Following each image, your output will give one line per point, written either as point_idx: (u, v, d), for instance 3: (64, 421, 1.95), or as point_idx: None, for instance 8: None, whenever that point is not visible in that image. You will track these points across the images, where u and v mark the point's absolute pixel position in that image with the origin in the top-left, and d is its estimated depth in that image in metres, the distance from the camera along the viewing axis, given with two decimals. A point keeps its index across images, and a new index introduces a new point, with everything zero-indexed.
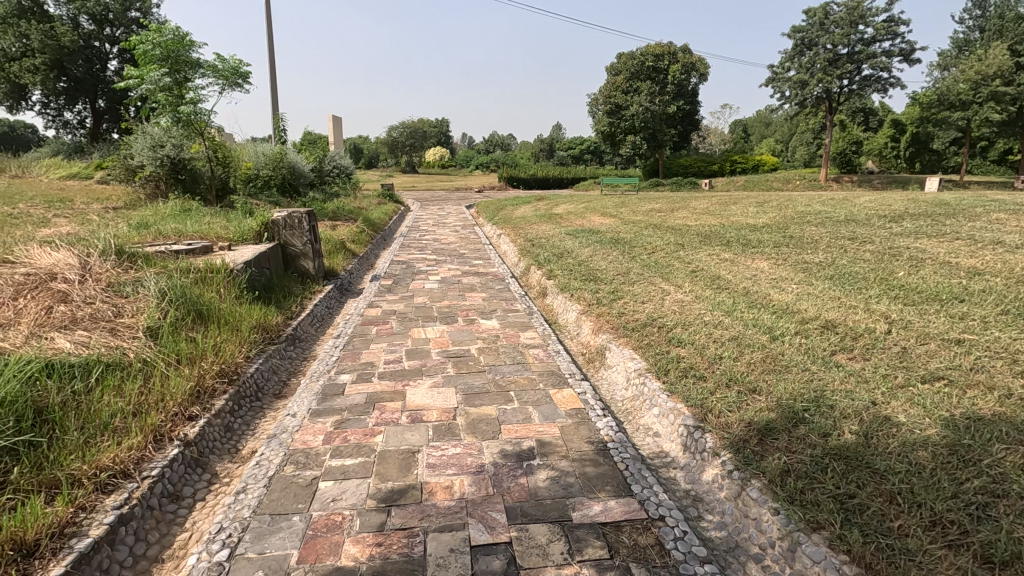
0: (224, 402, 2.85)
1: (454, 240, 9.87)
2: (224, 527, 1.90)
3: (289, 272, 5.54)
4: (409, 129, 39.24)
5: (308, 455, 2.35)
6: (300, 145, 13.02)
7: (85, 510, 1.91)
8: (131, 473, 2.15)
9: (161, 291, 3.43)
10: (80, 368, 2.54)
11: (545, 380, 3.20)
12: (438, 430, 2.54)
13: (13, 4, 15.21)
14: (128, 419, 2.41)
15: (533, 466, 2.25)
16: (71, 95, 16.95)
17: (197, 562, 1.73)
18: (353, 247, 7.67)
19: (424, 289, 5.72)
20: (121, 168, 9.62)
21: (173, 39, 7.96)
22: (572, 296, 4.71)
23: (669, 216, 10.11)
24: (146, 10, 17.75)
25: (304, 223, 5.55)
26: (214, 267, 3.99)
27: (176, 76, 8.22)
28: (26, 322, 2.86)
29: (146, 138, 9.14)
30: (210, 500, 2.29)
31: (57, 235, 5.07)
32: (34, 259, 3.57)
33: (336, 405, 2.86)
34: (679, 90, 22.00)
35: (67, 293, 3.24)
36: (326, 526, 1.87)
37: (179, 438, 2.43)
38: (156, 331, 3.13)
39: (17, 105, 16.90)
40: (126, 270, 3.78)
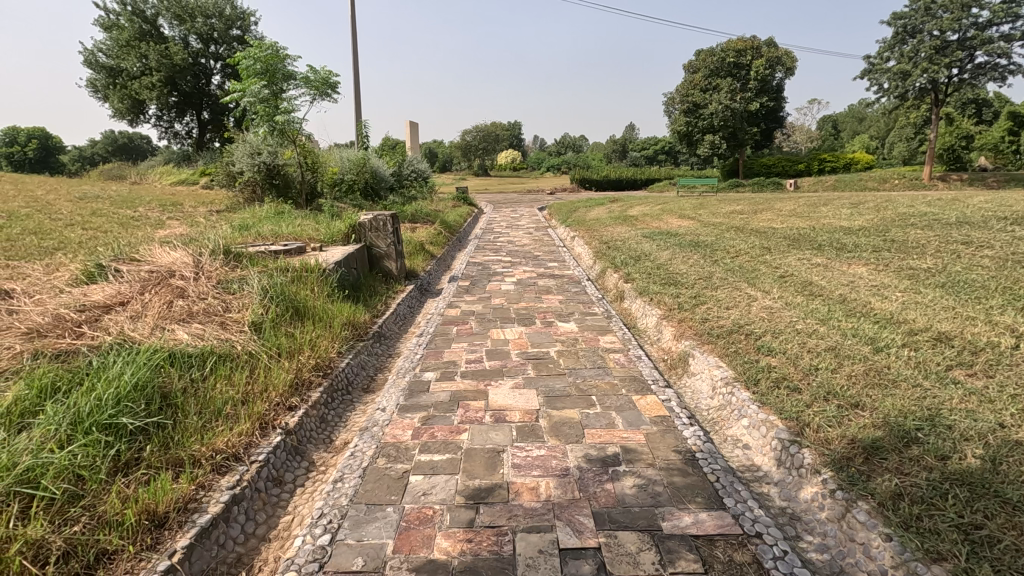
0: (319, 394, 3.02)
1: (528, 242, 9.93)
2: (325, 512, 2.02)
3: (374, 272, 5.79)
4: (482, 132, 40.01)
5: (399, 449, 2.44)
6: (381, 150, 13.62)
7: (205, 488, 2.09)
8: (241, 456, 2.33)
9: (263, 288, 3.69)
10: (196, 358, 2.79)
11: (627, 385, 3.14)
12: (522, 431, 2.57)
13: (134, 28, 16.95)
14: (238, 407, 2.61)
15: (619, 472, 2.22)
16: (180, 108, 18.65)
17: (302, 545, 1.84)
18: (431, 249, 7.92)
19: (501, 290, 5.79)
20: (223, 175, 10.47)
21: (272, 54, 8.55)
22: (651, 300, 4.60)
23: (753, 218, 9.66)
24: (245, 27, 19.20)
25: (388, 225, 5.79)
26: (309, 266, 4.25)
27: (273, 88, 8.82)
28: (152, 314, 3.18)
29: (246, 146, 9.88)
30: (309, 487, 2.43)
31: (172, 236, 5.60)
32: (156, 258, 3.96)
33: (422, 401, 2.96)
34: (763, 86, 20.90)
35: (183, 289, 3.56)
36: (418, 519, 1.94)
37: (281, 427, 2.61)
38: (260, 326, 3.37)
39: (135, 119, 18.76)
40: (232, 269, 4.11)
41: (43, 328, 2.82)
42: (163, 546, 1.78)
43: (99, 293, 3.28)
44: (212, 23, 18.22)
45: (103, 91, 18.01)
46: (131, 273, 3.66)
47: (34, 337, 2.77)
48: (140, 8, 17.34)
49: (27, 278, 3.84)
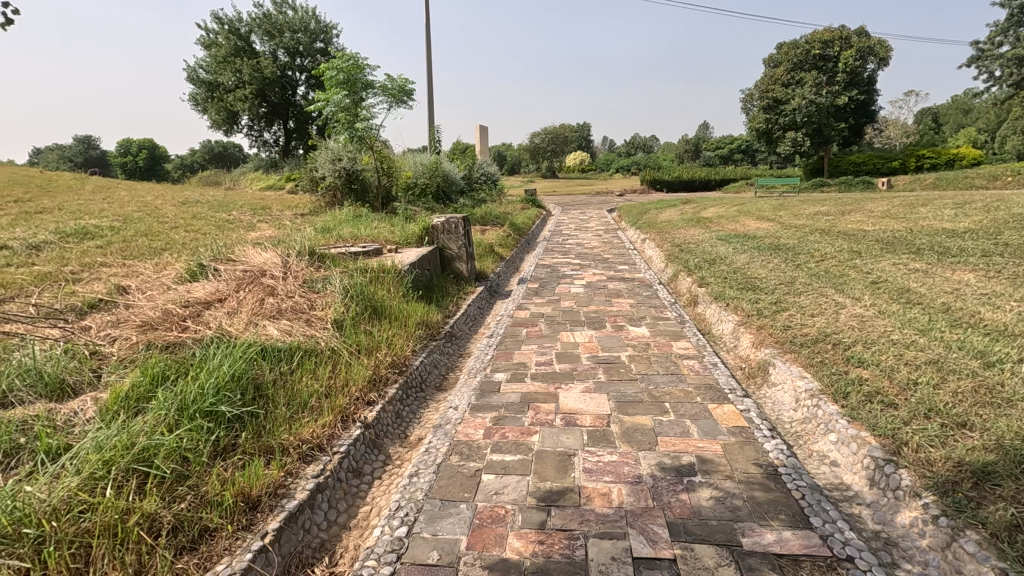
0: (395, 390, 3.13)
1: (598, 244, 9.83)
2: (402, 505, 2.09)
3: (445, 273, 5.94)
4: (551, 134, 40.07)
5: (471, 448, 2.49)
6: (452, 154, 13.96)
7: (292, 475, 2.22)
8: (325, 447, 2.46)
9: (344, 288, 3.89)
10: (285, 353, 2.98)
11: (702, 393, 3.04)
12: (593, 436, 2.54)
13: (231, 45, 18.35)
14: (322, 400, 2.75)
15: (694, 483, 2.15)
16: (269, 118, 19.96)
17: (381, 535, 1.92)
18: (501, 251, 8.01)
19: (571, 293, 5.77)
20: (307, 181, 11.11)
21: (353, 64, 8.98)
22: (728, 306, 4.42)
23: (841, 219, 9.06)
24: (328, 40, 20.30)
25: (460, 228, 5.92)
26: (386, 267, 4.43)
27: (354, 96, 9.26)
28: (246, 310, 3.42)
29: (328, 152, 10.43)
30: (386, 480, 2.53)
31: (263, 238, 6.01)
32: (249, 258, 4.26)
33: (493, 402, 2.99)
34: (853, 79, 19.57)
35: (274, 288, 3.81)
36: (490, 518, 1.97)
37: (360, 421, 2.73)
38: (341, 324, 3.55)
39: (230, 130, 20.28)
40: (316, 269, 4.35)
41: (154, 322, 3.11)
42: (257, 527, 1.91)
43: (200, 291, 3.58)
44: (298, 38, 19.40)
45: (203, 104, 19.59)
46: (228, 272, 3.96)
47: (147, 330, 3.06)
48: (236, 26, 18.75)
49: (140, 275, 4.25)
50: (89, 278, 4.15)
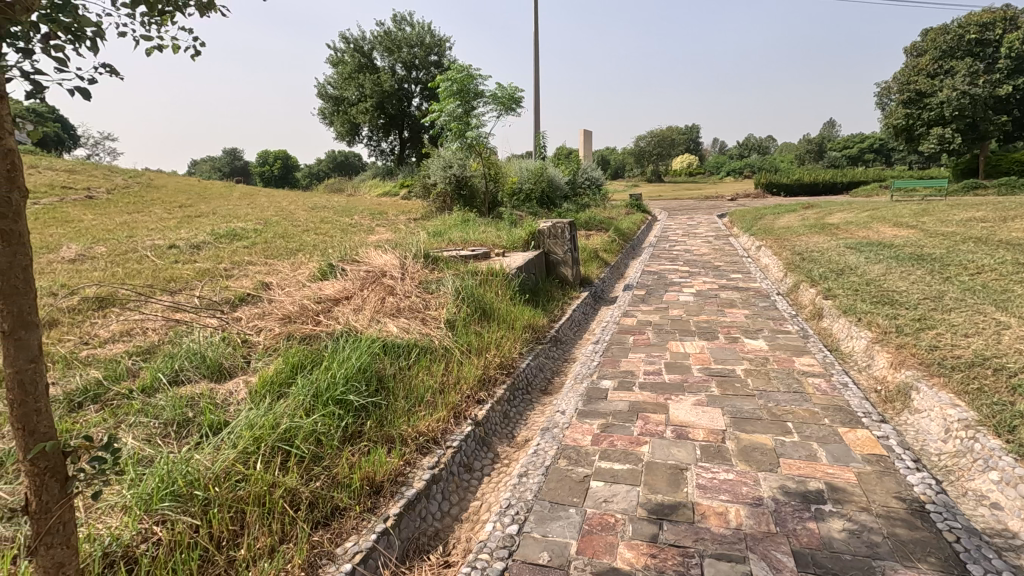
0: (503, 391, 3.21)
1: (708, 251, 9.40)
2: (513, 504, 2.13)
3: (551, 278, 5.98)
4: (657, 137, 38.95)
5: (579, 453, 2.49)
6: (557, 159, 14.05)
7: (410, 465, 2.36)
8: (439, 441, 2.58)
9: (456, 290, 4.06)
10: (404, 349, 3.17)
11: (830, 415, 2.79)
12: (707, 451, 2.43)
13: (355, 62, 19.88)
14: (436, 395, 2.89)
15: (824, 512, 1.98)
16: (387, 128, 21.35)
17: (493, 530, 1.98)
18: (606, 256, 7.93)
19: (679, 301, 5.56)
20: (420, 187, 11.75)
21: (466, 75, 9.39)
22: (860, 320, 4.02)
23: (1001, 227, 7.90)
24: (441, 52, 21.33)
25: (566, 232, 5.94)
26: (495, 271, 4.56)
27: (466, 106, 9.67)
28: (369, 308, 3.69)
29: (440, 160, 11.00)
30: (494, 477, 2.60)
31: (381, 241, 6.45)
32: (371, 259, 4.59)
33: (600, 409, 2.97)
34: (1019, 64, 17.03)
35: (393, 287, 4.07)
36: (600, 525, 1.96)
37: (471, 418, 2.83)
38: (453, 324, 3.71)
39: (353, 141, 21.97)
40: (430, 271, 4.58)
41: (293, 315, 3.45)
42: (380, 511, 2.05)
43: (330, 289, 3.91)
44: (414, 52, 20.58)
45: (330, 118, 21.39)
46: (354, 273, 4.30)
47: (287, 322, 3.40)
48: (360, 44, 20.28)
49: (279, 274, 4.73)
50: (238, 274, 4.70)
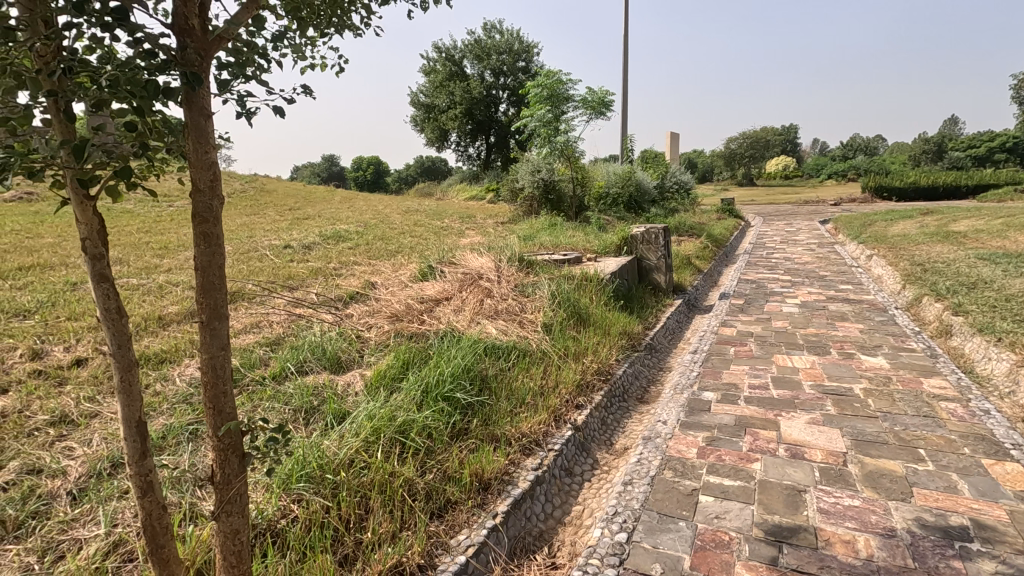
0: (601, 397, 3.19)
1: (811, 259, 8.81)
2: (619, 511, 2.12)
3: (643, 284, 5.86)
4: (750, 138, 37.06)
5: (685, 465, 2.42)
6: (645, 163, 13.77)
7: (514, 464, 2.40)
8: (541, 443, 2.60)
9: (552, 295, 4.10)
10: (504, 350, 3.25)
11: (971, 445, 2.53)
12: (826, 474, 2.28)
13: (447, 70, 20.59)
14: (537, 397, 2.92)
15: (971, 551, 1.80)
16: (475, 134, 21.91)
17: (601, 536, 1.97)
18: (699, 263, 7.66)
19: (783, 312, 5.26)
20: (508, 191, 11.95)
21: (556, 80, 9.49)
22: (1001, 340, 3.60)
23: None
24: (529, 58, 21.60)
25: (660, 238, 5.80)
26: (589, 276, 4.55)
27: (556, 111, 9.77)
28: (469, 309, 3.81)
29: (529, 164, 11.13)
30: (596, 483, 2.59)
31: (474, 244, 6.65)
32: (468, 262, 4.73)
33: (704, 421, 2.87)
34: None
35: (490, 289, 4.18)
36: (713, 542, 1.90)
37: (571, 423, 2.84)
38: (550, 327, 3.75)
39: (442, 146, 22.74)
40: (525, 274, 4.65)
41: (400, 313, 3.64)
42: (488, 507, 2.11)
43: (432, 290, 4.09)
44: (502, 59, 20.99)
45: (421, 125, 22.30)
46: (452, 275, 4.45)
47: (395, 320, 3.60)
48: (452, 53, 20.96)
49: (382, 274, 5.00)
50: (346, 273, 5.03)
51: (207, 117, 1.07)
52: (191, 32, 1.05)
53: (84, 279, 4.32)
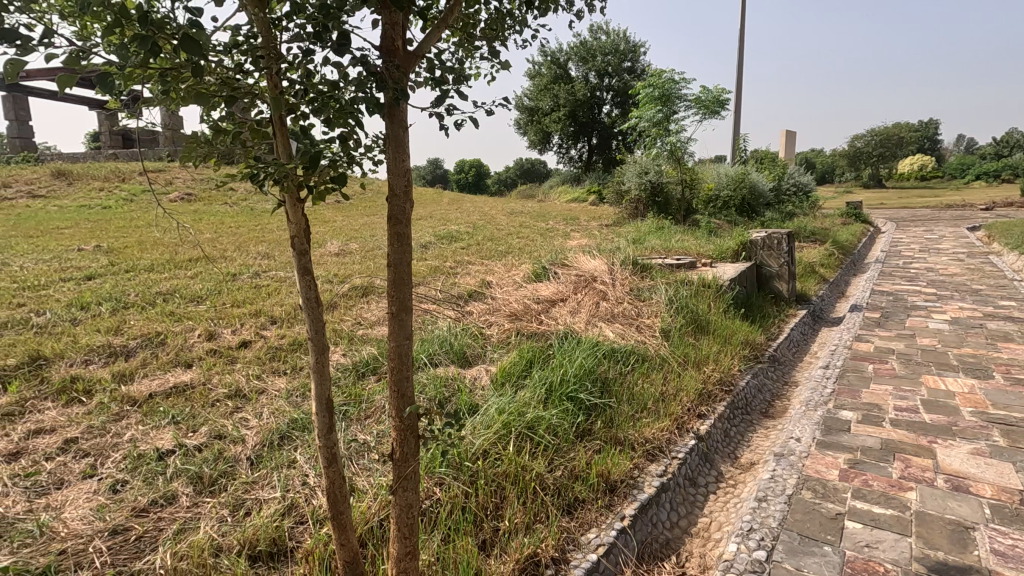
0: (725, 408, 3.06)
1: (959, 270, 7.82)
2: (755, 527, 2.03)
3: (762, 292, 5.53)
4: (880, 135, 33.62)
5: (826, 487, 2.27)
6: (761, 164, 12.98)
7: (638, 469, 2.38)
8: (665, 450, 2.55)
9: (670, 300, 4.01)
10: (623, 354, 3.23)
11: None
12: (999, 511, 2.04)
13: (551, 73, 20.78)
14: (658, 404, 2.86)
15: None
16: (577, 136, 21.88)
17: (737, 551, 1.91)
18: (825, 271, 7.08)
19: (929, 329, 4.73)
20: (613, 193, 11.80)
21: (668, 80, 9.38)
22: None
23: None
24: (635, 58, 21.24)
25: (783, 244, 5.44)
26: (708, 282, 4.39)
27: (666, 110, 9.66)
28: (585, 311, 3.84)
29: (636, 166, 10.91)
30: (722, 496, 2.50)
31: (582, 246, 6.64)
32: (581, 264, 4.76)
33: (844, 442, 2.67)
34: None
35: (605, 292, 4.17)
36: (866, 572, 1.77)
37: (695, 432, 2.75)
38: (668, 333, 3.67)
39: (544, 149, 22.95)
40: (639, 278, 4.59)
41: (519, 313, 3.75)
42: (616, 509, 2.11)
43: (547, 291, 4.17)
44: (607, 60, 20.82)
45: (524, 128, 22.66)
46: (566, 277, 4.50)
47: (514, 318, 3.71)
48: (557, 57, 21.12)
49: (496, 274, 5.16)
50: (462, 272, 5.24)
51: (404, 128, 1.18)
52: (396, 53, 1.17)
53: (241, 270, 4.89)
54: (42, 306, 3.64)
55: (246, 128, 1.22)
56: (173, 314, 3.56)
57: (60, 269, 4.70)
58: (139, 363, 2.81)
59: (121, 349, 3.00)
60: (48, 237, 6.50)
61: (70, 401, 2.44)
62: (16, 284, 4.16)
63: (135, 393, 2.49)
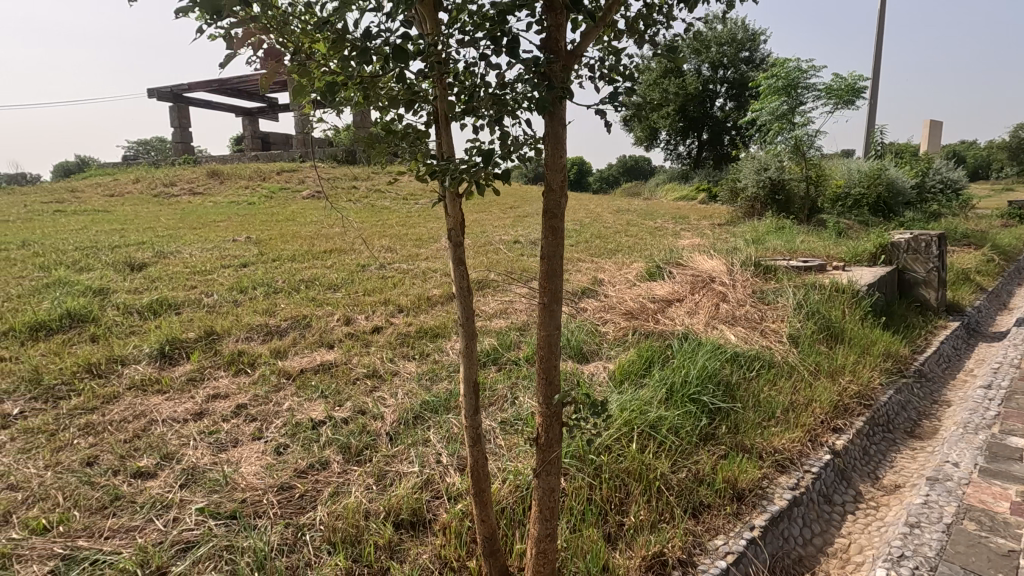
0: (864, 424, 2.80)
1: None
2: (907, 554, 1.86)
3: (905, 300, 4.99)
4: None
5: (994, 520, 2.02)
6: (901, 158, 11.68)
7: (767, 479, 2.24)
8: (796, 463, 2.38)
9: (799, 305, 3.77)
10: (748, 359, 3.08)
11: None
12: None
13: None
14: (787, 413, 2.68)
15: None
16: (687, 132, 21.02)
17: None
18: (982, 279, 6.22)
19: None
20: (727, 191, 11.20)
21: (793, 69, 8.82)
22: None
23: None
24: (754, 47, 20.02)
25: (933, 247, 4.85)
26: (842, 286, 4.05)
27: (792, 102, 9.05)
28: (704, 312, 3.71)
29: (754, 162, 10.25)
30: (862, 518, 2.30)
31: (696, 245, 6.39)
32: (698, 263, 4.59)
33: (1015, 472, 2.35)
34: None
35: (725, 294, 4.00)
36: None
37: (830, 446, 2.54)
38: (797, 339, 3.44)
39: (651, 146, 22.30)
40: (763, 280, 4.35)
41: (634, 312, 3.72)
42: (744, 518, 2.02)
43: (663, 290, 4.09)
44: (723, 51, 19.79)
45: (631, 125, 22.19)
46: (682, 276, 4.37)
47: (629, 317, 3.69)
48: None
49: (607, 272, 5.13)
50: (573, 269, 5.27)
51: (563, 125, 1.22)
52: (559, 53, 1.22)
53: (368, 262, 5.29)
54: (211, 288, 4.19)
55: (416, 129, 1.34)
56: (314, 300, 3.94)
57: (220, 257, 5.37)
58: (290, 342, 3.16)
59: (276, 329, 3.38)
60: (209, 229, 7.45)
61: (238, 371, 2.80)
62: (189, 269, 4.82)
63: (290, 368, 2.80)
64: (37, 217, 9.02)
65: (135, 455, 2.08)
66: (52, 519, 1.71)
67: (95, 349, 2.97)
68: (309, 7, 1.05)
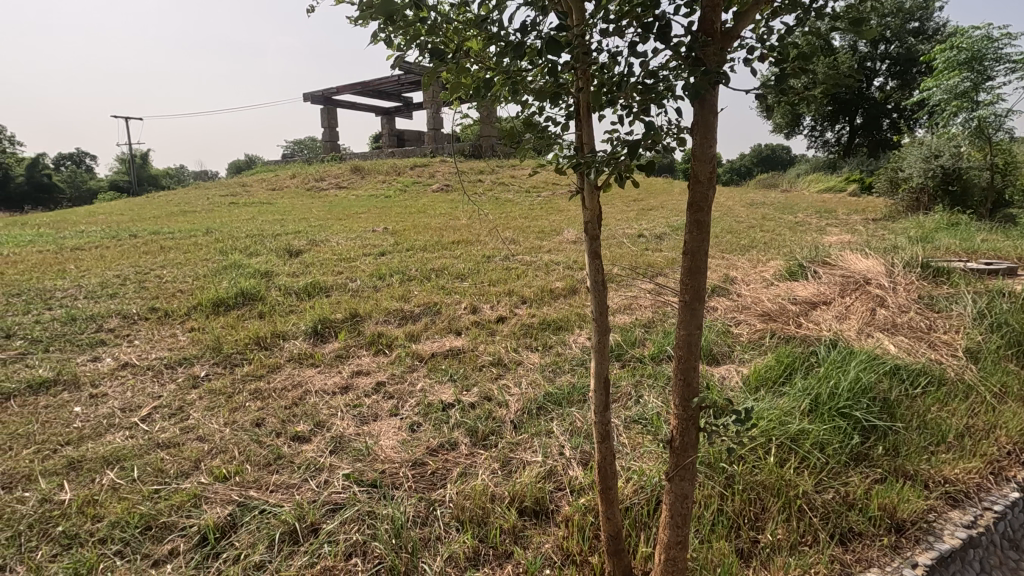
0: None
1: None
2: None
3: None
4: None
5: None
6: None
7: (934, 513, 1.94)
8: (973, 497, 2.04)
9: (980, 313, 3.24)
10: (911, 374, 2.71)
11: None
12: None
13: None
14: (962, 439, 2.30)
15: None
16: (836, 117, 18.96)
17: None
18: None
19: None
20: (886, 181, 9.89)
21: (980, 39, 7.60)
22: None
23: None
24: (926, 16, 17.48)
25: None
26: None
27: (977, 77, 7.78)
28: (857, 318, 3.33)
29: (922, 149, 8.84)
30: None
31: (846, 242, 5.75)
32: (849, 263, 4.12)
33: None
34: None
35: (883, 298, 3.54)
36: None
37: (1018, 483, 2.14)
38: (976, 353, 2.95)
39: (793, 133, 20.43)
40: (932, 284, 3.80)
41: (773, 313, 3.44)
42: (904, 552, 1.76)
43: (805, 292, 3.74)
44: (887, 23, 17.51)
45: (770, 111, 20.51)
46: (829, 277, 3.96)
47: (766, 319, 3.43)
48: None
49: (741, 269, 4.79)
50: None
51: (714, 112, 1.14)
52: (713, 34, 1.13)
53: (493, 254, 5.45)
54: (354, 274, 4.59)
55: (557, 122, 1.34)
56: (444, 288, 4.15)
57: (362, 245, 5.87)
58: (423, 327, 3.36)
59: (410, 314, 3.61)
60: (352, 220, 8.17)
61: (378, 352, 3.04)
62: (336, 256, 5.32)
63: (422, 351, 2.98)
64: (218, 208, 10.51)
65: (293, 421, 2.34)
66: (230, 469, 1.98)
67: (262, 325, 3.39)
68: (465, 5, 1.10)
